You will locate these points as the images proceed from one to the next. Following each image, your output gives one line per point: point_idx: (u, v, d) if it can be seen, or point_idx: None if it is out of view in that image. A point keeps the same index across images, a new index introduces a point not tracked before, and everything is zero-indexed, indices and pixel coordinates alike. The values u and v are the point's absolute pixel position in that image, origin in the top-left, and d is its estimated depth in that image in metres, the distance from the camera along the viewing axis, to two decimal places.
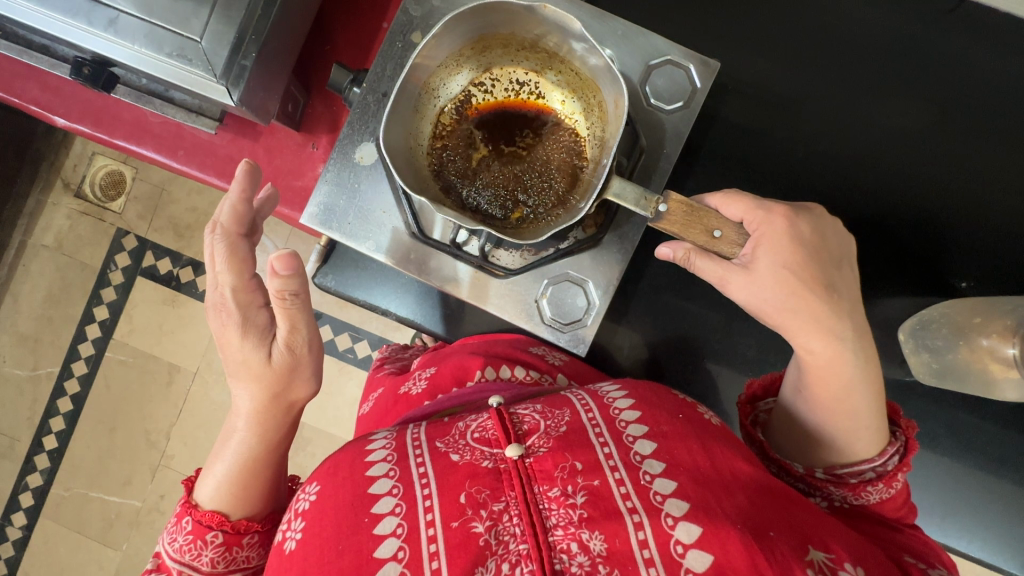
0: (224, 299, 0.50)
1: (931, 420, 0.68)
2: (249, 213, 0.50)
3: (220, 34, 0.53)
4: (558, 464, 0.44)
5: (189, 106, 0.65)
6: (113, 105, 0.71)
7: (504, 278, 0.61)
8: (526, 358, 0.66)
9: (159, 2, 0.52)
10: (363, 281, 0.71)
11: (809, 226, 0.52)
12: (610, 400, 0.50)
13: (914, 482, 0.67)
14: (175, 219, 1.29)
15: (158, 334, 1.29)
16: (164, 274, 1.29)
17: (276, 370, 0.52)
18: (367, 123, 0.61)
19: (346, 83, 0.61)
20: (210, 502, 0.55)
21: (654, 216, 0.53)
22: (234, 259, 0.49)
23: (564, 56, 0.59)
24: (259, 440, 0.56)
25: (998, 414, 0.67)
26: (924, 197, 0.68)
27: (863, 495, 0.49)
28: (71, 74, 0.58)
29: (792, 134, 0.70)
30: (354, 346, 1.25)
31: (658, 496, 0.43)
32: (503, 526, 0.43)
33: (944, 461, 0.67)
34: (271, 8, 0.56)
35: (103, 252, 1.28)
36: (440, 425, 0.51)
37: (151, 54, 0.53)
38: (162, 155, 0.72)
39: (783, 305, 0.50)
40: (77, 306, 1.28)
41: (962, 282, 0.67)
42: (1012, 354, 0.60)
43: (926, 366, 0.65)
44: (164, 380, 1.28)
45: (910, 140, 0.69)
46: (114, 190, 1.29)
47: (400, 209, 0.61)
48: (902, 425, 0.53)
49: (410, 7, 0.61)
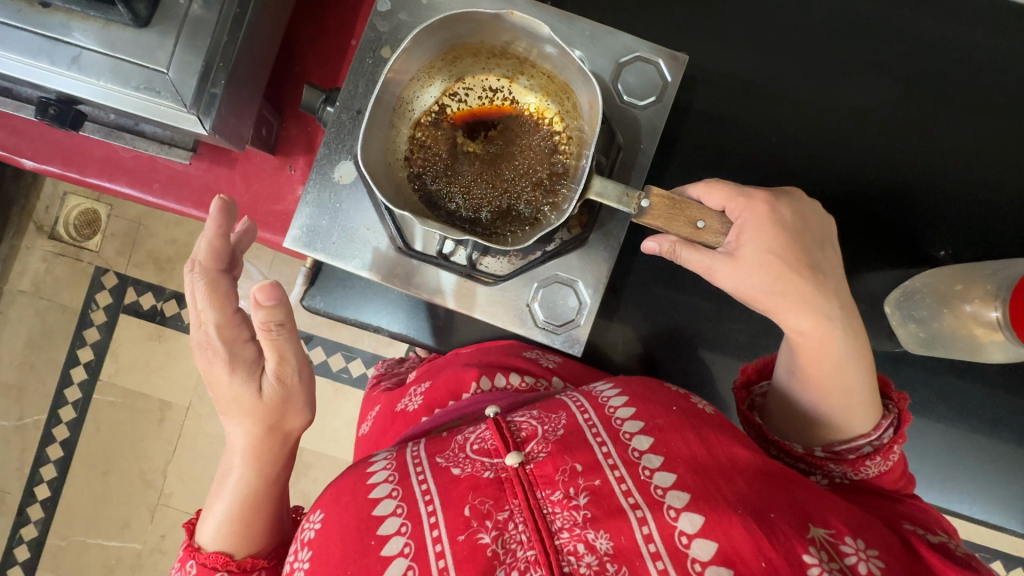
0: (208, 337, 0.48)
1: (924, 388, 0.69)
2: (227, 246, 0.48)
3: (187, 62, 0.52)
4: (559, 468, 0.44)
5: (161, 138, 0.64)
6: (84, 143, 0.70)
7: (493, 285, 0.61)
8: (521, 363, 0.65)
9: (122, 36, 0.52)
10: (353, 300, 0.71)
11: (789, 208, 0.53)
12: (604, 398, 0.50)
13: (912, 452, 0.68)
14: (155, 253, 1.28)
15: (146, 371, 1.27)
16: (148, 309, 1.27)
17: (268, 403, 0.51)
18: (344, 141, 0.60)
19: (319, 103, 0.60)
20: (214, 543, 0.54)
21: (637, 212, 0.54)
22: (215, 295, 0.47)
23: (536, 59, 0.59)
24: (258, 474, 0.55)
25: (987, 378, 0.68)
26: (897, 171, 0.69)
27: (863, 469, 0.50)
28: (36, 115, 0.56)
29: (765, 119, 0.71)
30: (348, 365, 1.25)
31: (659, 490, 0.43)
32: (509, 534, 0.43)
33: (940, 427, 0.68)
34: (237, 33, 0.56)
35: (82, 292, 1.26)
36: (439, 439, 0.51)
37: (119, 89, 0.53)
38: (137, 189, 0.71)
39: (771, 287, 0.51)
40: (60, 350, 1.26)
41: (940, 251, 0.68)
42: (995, 317, 0.59)
43: (914, 336, 0.65)
44: (157, 417, 1.26)
45: (878, 117, 0.70)
46: (90, 229, 1.27)
47: (383, 225, 0.60)
48: (894, 397, 0.53)
49: (377, 22, 0.60)
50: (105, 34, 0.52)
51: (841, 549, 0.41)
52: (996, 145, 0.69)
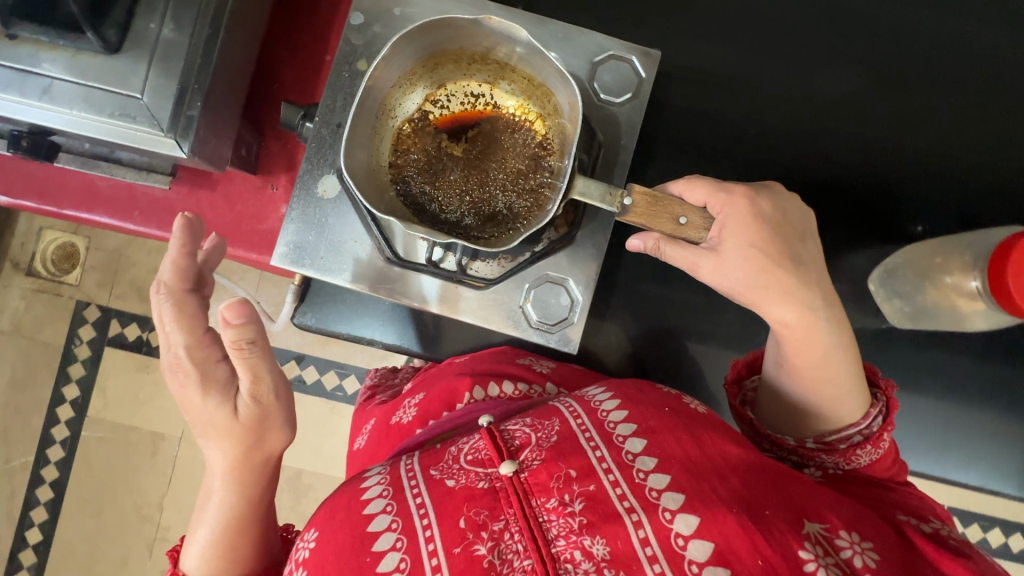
0: (179, 359, 0.48)
1: (915, 364, 0.70)
2: (193, 266, 0.48)
3: (161, 88, 0.52)
4: (553, 475, 0.44)
5: (138, 165, 0.64)
6: (59, 175, 0.69)
7: (485, 289, 0.60)
8: (514, 370, 0.65)
9: (92, 64, 0.52)
10: (344, 314, 0.70)
11: (768, 202, 0.54)
12: (597, 403, 0.50)
13: (906, 427, 0.70)
14: (137, 282, 1.26)
15: (136, 404, 1.25)
16: (134, 340, 1.26)
17: (245, 423, 0.50)
18: (326, 156, 0.59)
19: (297, 119, 0.59)
20: (198, 568, 0.55)
21: (620, 210, 0.54)
22: (183, 316, 0.47)
23: (516, 64, 0.60)
24: (238, 498, 0.55)
25: (974, 348, 0.69)
26: (874, 159, 0.71)
27: (854, 459, 0.51)
28: (7, 148, 0.56)
29: (739, 110, 0.72)
30: (343, 383, 1.24)
31: (654, 492, 0.43)
32: (505, 545, 0.43)
33: (932, 401, 0.70)
34: (211, 55, 0.55)
35: (65, 327, 1.25)
36: (433, 451, 0.51)
37: (93, 117, 0.53)
38: (117, 218, 0.70)
39: (755, 281, 0.52)
40: (44, 388, 1.24)
41: (918, 227, 0.70)
42: (975, 287, 0.61)
43: (898, 310, 0.68)
44: (150, 450, 1.24)
45: (848, 101, 0.72)
46: (69, 263, 1.26)
47: (370, 236, 0.59)
48: (882, 385, 0.54)
49: (351, 35, 0.59)
50: (75, 62, 0.52)
51: (837, 543, 0.42)
52: (964, 125, 0.71)
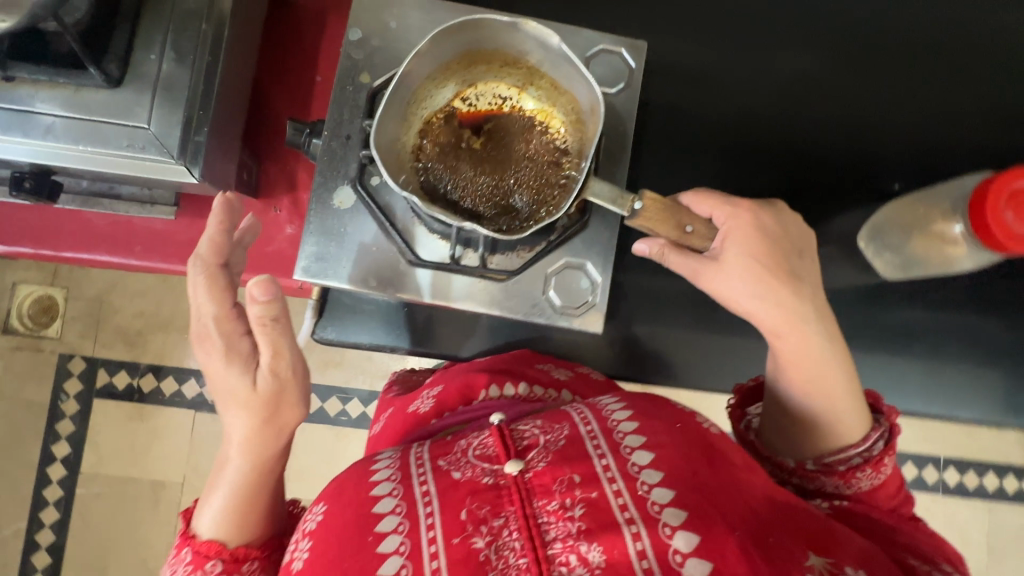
0: (207, 329, 0.49)
1: (934, 319, 0.70)
2: (229, 242, 0.49)
3: (169, 113, 0.53)
4: (556, 478, 0.46)
5: (140, 198, 0.65)
6: (53, 219, 0.68)
7: (507, 282, 0.55)
8: (532, 374, 0.67)
9: (95, 98, 0.52)
10: (364, 325, 0.70)
11: (771, 218, 0.56)
12: (608, 412, 0.52)
13: (927, 378, 0.70)
14: (121, 328, 1.39)
15: (132, 455, 1.35)
16: (123, 389, 1.37)
17: (262, 396, 0.50)
18: (339, 168, 0.54)
19: (305, 137, 0.56)
20: (209, 530, 0.54)
21: (632, 214, 0.52)
22: (214, 290, 0.48)
23: (552, 70, 0.56)
24: (254, 469, 0.54)
25: (988, 297, 0.70)
26: (861, 148, 0.70)
27: (854, 481, 0.54)
28: (10, 190, 0.54)
29: (733, 85, 0.72)
30: (346, 408, 1.25)
31: (657, 506, 0.44)
32: (503, 541, 0.43)
33: (953, 351, 0.70)
34: (213, 83, 0.56)
35: (51, 383, 1.36)
36: (442, 444, 0.54)
37: (104, 150, 0.53)
38: (118, 256, 0.69)
39: (754, 291, 0.54)
40: (33, 450, 1.34)
41: (898, 186, 0.70)
42: (960, 231, 0.62)
43: (890, 264, 0.68)
44: (151, 500, 1.34)
45: (839, 67, 0.73)
46: (47, 315, 1.38)
47: (389, 241, 0.54)
48: (885, 411, 0.57)
49: (351, 50, 0.55)
50: (75, 98, 0.52)
51: None
52: (950, 97, 0.70)
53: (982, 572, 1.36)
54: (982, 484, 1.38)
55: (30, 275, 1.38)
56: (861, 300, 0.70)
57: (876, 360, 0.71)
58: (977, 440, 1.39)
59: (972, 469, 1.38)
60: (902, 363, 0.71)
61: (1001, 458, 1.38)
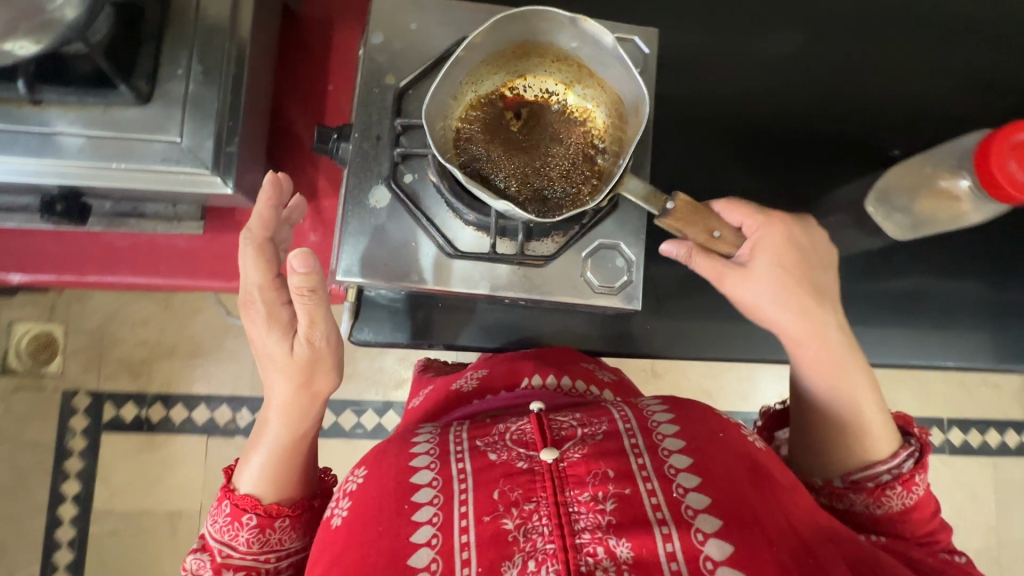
0: (250, 296, 0.50)
1: (954, 276, 0.72)
2: (277, 217, 0.49)
3: (200, 125, 0.54)
4: (591, 470, 0.47)
5: (166, 215, 0.64)
6: (73, 243, 0.68)
7: (544, 266, 0.57)
8: (580, 369, 0.68)
9: (127, 116, 0.53)
10: (403, 321, 0.69)
11: (803, 234, 0.60)
12: (649, 412, 0.53)
13: (959, 326, 0.71)
14: (124, 358, 1.36)
15: (145, 486, 1.33)
16: (131, 420, 1.35)
17: (298, 361, 0.51)
18: (371, 168, 0.55)
19: (333, 141, 0.57)
20: (249, 485, 0.55)
21: (662, 213, 0.55)
22: (262, 259, 0.49)
23: (600, 69, 0.57)
24: (295, 430, 0.55)
25: (998, 251, 0.73)
26: (858, 125, 0.73)
27: (885, 500, 0.56)
28: (42, 215, 0.55)
29: (740, 64, 0.74)
30: (360, 420, 1.29)
31: (691, 510, 0.45)
32: (532, 525, 0.44)
33: (975, 306, 0.72)
34: (239, 95, 0.57)
35: (55, 421, 1.33)
36: (482, 425, 0.54)
37: (137, 165, 0.53)
38: (143, 275, 0.69)
39: (777, 298, 0.57)
40: (41, 491, 1.31)
41: (896, 150, 0.73)
42: (967, 187, 0.62)
43: (898, 224, 0.67)
44: (169, 529, 1.31)
45: (839, 39, 0.75)
46: (46, 352, 1.35)
47: (427, 234, 0.56)
48: (917, 434, 0.60)
49: (374, 53, 0.56)
50: (107, 117, 0.53)
51: None
52: (939, 68, 0.74)
53: (993, 526, 1.41)
54: (986, 441, 1.43)
55: (27, 312, 1.35)
56: (884, 258, 0.71)
57: (909, 310, 0.71)
58: (978, 399, 1.43)
59: (974, 428, 1.43)
60: (928, 320, 0.71)
61: (1001, 414, 1.43)
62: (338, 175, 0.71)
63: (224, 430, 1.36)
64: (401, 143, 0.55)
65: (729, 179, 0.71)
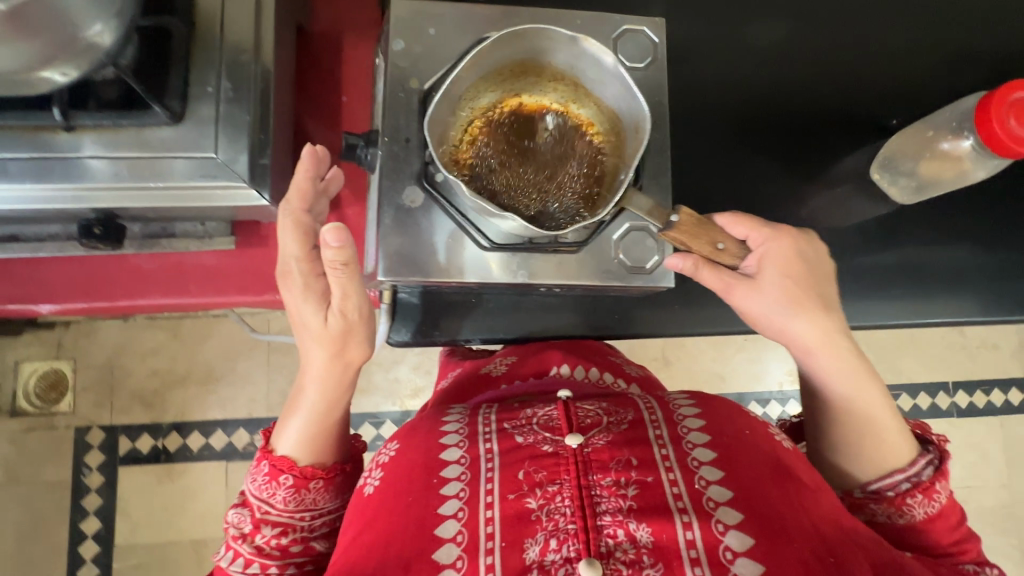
0: (289, 270, 0.51)
1: (961, 235, 0.75)
2: (314, 191, 0.52)
3: (234, 140, 0.55)
4: (614, 458, 0.50)
5: (197, 233, 0.65)
6: (102, 269, 0.69)
7: (578, 252, 0.60)
8: (606, 363, 0.75)
9: (161, 135, 0.54)
10: (437, 318, 0.70)
11: (810, 247, 0.61)
12: (676, 406, 0.57)
13: (969, 283, 0.74)
14: (136, 390, 1.35)
15: (167, 517, 1.31)
16: (148, 451, 1.33)
17: (333, 331, 0.52)
18: (403, 169, 0.58)
19: (361, 146, 0.59)
20: (286, 446, 0.57)
21: (666, 226, 0.58)
22: (299, 231, 0.50)
23: (596, 89, 0.60)
24: (329, 398, 0.57)
25: (1000, 207, 0.76)
26: (856, 98, 0.76)
27: (907, 509, 0.56)
28: (82, 239, 0.57)
29: (740, 47, 0.76)
30: (381, 431, 1.30)
31: (712, 503, 0.48)
32: (554, 505, 0.48)
33: (985, 262, 0.75)
34: (267, 108, 0.59)
35: (70, 459, 1.31)
36: (509, 408, 0.59)
37: (175, 182, 0.54)
38: (174, 296, 0.69)
39: (786, 306, 0.58)
40: (61, 531, 1.28)
41: (893, 120, 0.76)
42: (969, 145, 0.64)
43: (905, 188, 0.69)
44: (195, 559, 1.30)
45: (831, 17, 0.78)
46: (55, 391, 1.33)
47: (462, 231, 0.58)
48: (936, 443, 0.60)
49: (397, 60, 0.58)
50: (142, 137, 0.54)
51: None
52: (930, 39, 0.78)
53: (1005, 483, 1.44)
54: (991, 400, 1.47)
55: (33, 351, 1.32)
56: (890, 223, 0.74)
57: (922, 273, 0.74)
58: (980, 361, 1.48)
59: (979, 389, 1.47)
60: (941, 279, 0.74)
61: (1002, 374, 1.48)
62: (360, 184, 0.72)
63: (243, 454, 1.34)
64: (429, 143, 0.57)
65: (738, 159, 0.74)
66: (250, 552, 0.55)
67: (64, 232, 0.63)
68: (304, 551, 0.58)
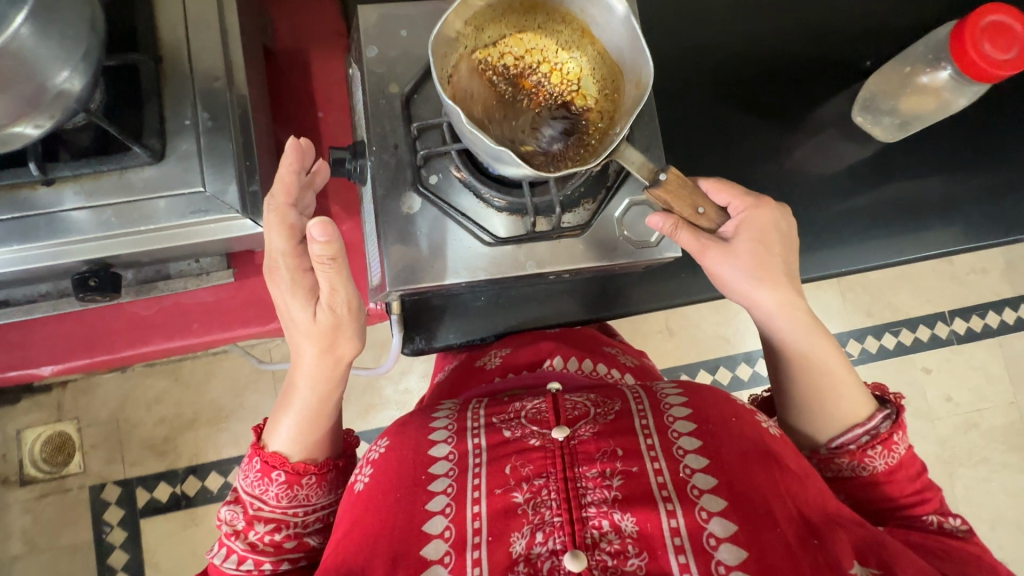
0: (276, 265, 0.50)
1: (946, 163, 0.76)
2: (299, 185, 0.49)
3: (220, 171, 0.54)
4: (600, 448, 0.51)
5: (194, 271, 0.64)
6: (100, 321, 0.67)
7: (583, 235, 0.59)
8: (604, 356, 0.74)
9: (144, 176, 0.52)
10: (445, 320, 0.70)
11: (782, 221, 0.60)
12: (663, 394, 0.56)
13: (962, 208, 0.75)
14: (145, 439, 1.32)
15: (196, 562, 1.29)
16: (167, 499, 1.30)
17: (322, 326, 0.52)
18: (400, 178, 0.57)
19: (349, 161, 0.59)
20: (280, 443, 0.57)
21: (654, 182, 0.56)
22: (283, 226, 0.48)
23: (603, 37, 0.56)
24: (322, 393, 0.57)
25: (981, 130, 0.77)
26: (826, 44, 0.77)
27: (867, 460, 0.56)
28: (77, 293, 0.56)
29: (707, 10, 0.77)
30: None
31: (697, 490, 0.49)
32: (540, 498, 0.49)
33: (973, 185, 0.75)
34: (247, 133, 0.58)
35: (88, 519, 1.28)
36: (498, 402, 0.59)
37: (166, 222, 0.53)
38: (178, 337, 0.68)
39: (750, 275, 0.58)
40: None
41: (866, 61, 0.77)
42: (948, 75, 0.67)
43: (889, 127, 0.74)
44: None
45: None
46: (62, 453, 1.30)
47: (467, 228, 0.57)
48: (891, 399, 0.59)
49: (372, 66, 0.58)
50: (123, 181, 0.52)
51: None
52: None
53: (1012, 400, 1.48)
54: (987, 323, 1.50)
55: (34, 417, 1.29)
56: (876, 162, 0.75)
57: (916, 205, 0.75)
58: (972, 286, 1.51)
59: (975, 313, 1.50)
60: (935, 208, 0.75)
61: (994, 296, 1.51)
62: (347, 198, 0.72)
63: None
64: (419, 147, 0.56)
65: (721, 120, 0.75)
66: (242, 547, 0.55)
67: (54, 290, 0.61)
68: (298, 546, 0.58)
